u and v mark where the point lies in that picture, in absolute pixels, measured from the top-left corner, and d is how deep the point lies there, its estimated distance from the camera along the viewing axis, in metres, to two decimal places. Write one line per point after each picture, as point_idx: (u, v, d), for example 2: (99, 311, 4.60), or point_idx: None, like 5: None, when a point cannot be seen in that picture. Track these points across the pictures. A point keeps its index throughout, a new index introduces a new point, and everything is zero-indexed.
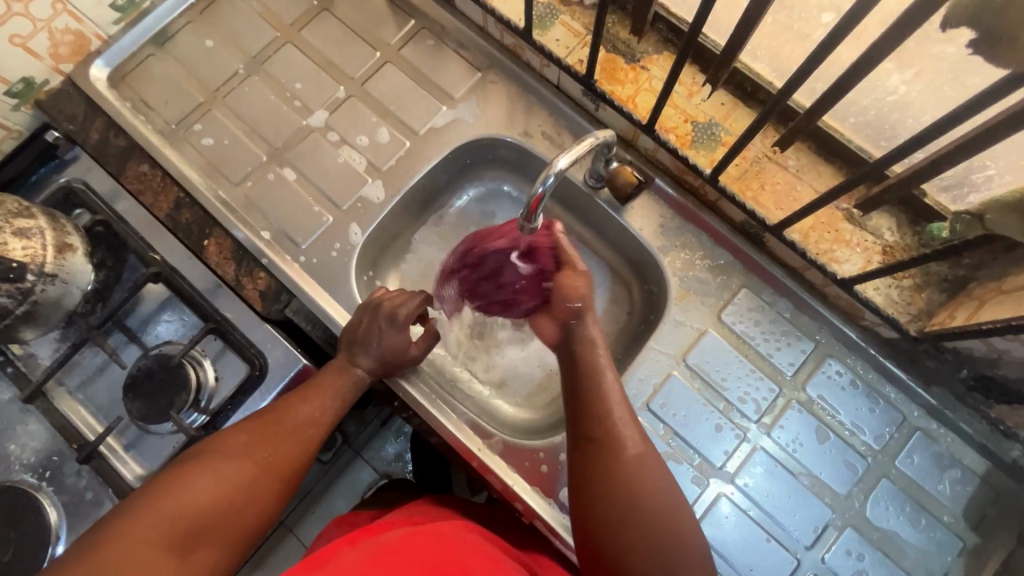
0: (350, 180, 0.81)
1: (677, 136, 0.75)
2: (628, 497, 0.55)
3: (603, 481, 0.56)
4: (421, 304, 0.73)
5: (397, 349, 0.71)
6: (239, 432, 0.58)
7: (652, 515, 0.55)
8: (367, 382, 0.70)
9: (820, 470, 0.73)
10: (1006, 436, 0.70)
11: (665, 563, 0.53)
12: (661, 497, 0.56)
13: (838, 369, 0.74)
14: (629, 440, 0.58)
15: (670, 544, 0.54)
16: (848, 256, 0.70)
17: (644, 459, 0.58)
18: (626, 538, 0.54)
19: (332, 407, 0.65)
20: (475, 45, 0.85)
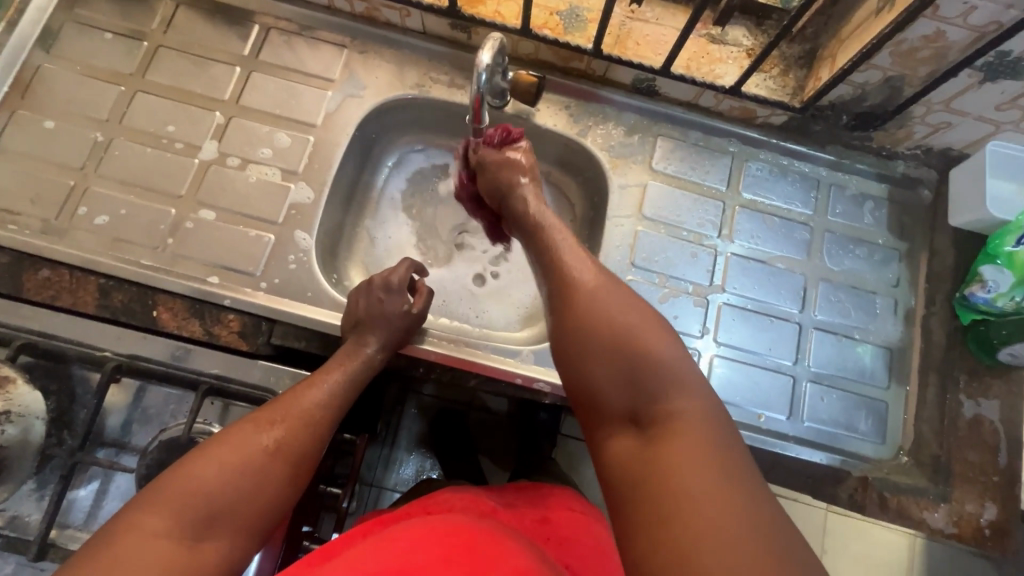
0: (272, 194, 0.79)
1: (551, 30, 0.81)
2: (599, 322, 0.52)
3: (575, 315, 0.53)
4: (407, 269, 0.76)
5: (402, 314, 0.73)
6: (247, 421, 0.56)
7: (625, 339, 0.50)
8: (378, 358, 0.70)
9: (781, 249, 0.85)
10: (890, 159, 0.87)
11: (635, 397, 0.48)
12: (623, 322, 0.51)
13: (757, 167, 0.87)
14: (583, 286, 0.55)
15: (643, 364, 0.49)
16: (726, 69, 0.81)
17: (602, 308, 0.53)
18: (595, 373, 0.50)
19: (336, 391, 0.64)
20: (330, 25, 0.86)
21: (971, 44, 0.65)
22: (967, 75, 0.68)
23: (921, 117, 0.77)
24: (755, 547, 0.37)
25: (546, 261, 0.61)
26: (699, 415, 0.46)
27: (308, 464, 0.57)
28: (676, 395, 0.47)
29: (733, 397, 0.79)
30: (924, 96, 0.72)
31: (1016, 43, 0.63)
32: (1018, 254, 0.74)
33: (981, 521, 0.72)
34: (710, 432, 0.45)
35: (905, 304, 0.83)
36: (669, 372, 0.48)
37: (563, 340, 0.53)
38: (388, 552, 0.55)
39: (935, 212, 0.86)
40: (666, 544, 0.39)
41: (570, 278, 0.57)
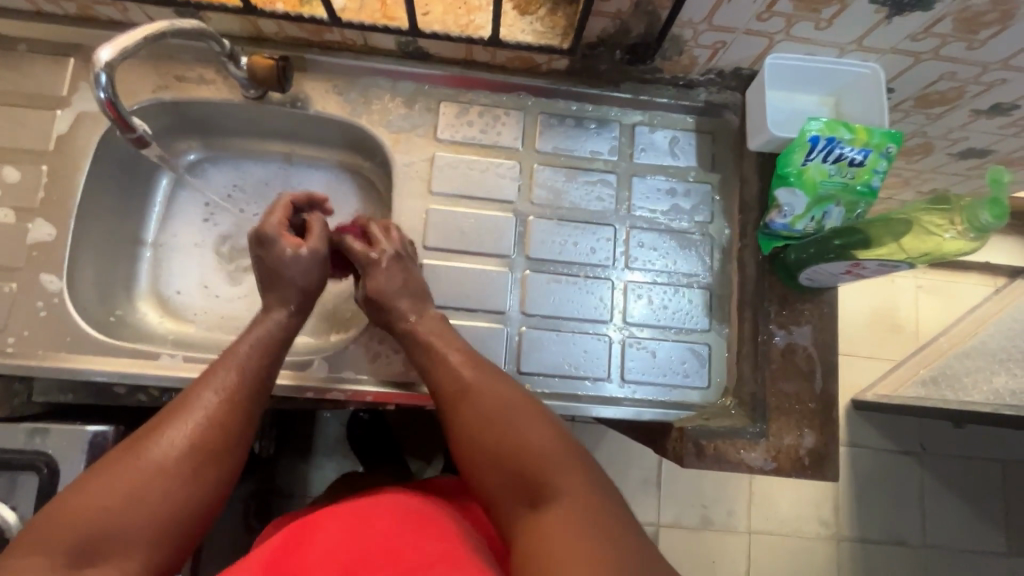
0: (7, 236, 0.71)
1: (285, 2, 0.72)
2: (476, 443, 0.59)
3: (466, 430, 0.60)
4: (283, 209, 0.70)
5: (285, 262, 0.67)
6: (153, 425, 0.54)
7: (491, 417, 0.59)
8: (290, 322, 0.66)
9: (587, 203, 0.80)
10: (689, 87, 0.81)
11: (524, 481, 0.55)
12: (495, 400, 0.60)
13: (551, 118, 0.81)
14: (470, 382, 0.62)
15: (519, 464, 0.56)
16: (486, 18, 0.73)
17: (504, 413, 0.59)
18: (486, 446, 0.58)
19: (246, 371, 0.59)
20: (47, 34, 0.76)
21: None
22: None
23: (693, 40, 0.71)
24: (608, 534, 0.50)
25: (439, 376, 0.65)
26: (580, 476, 0.55)
27: (219, 458, 0.54)
28: (560, 484, 0.54)
29: (549, 367, 0.75)
30: (677, 16, 0.65)
31: None
32: (807, 170, 0.70)
33: (800, 451, 0.71)
34: (579, 474, 0.55)
35: (720, 241, 0.80)
36: (541, 462, 0.56)
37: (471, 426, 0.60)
38: (337, 528, 0.62)
39: (741, 137, 0.82)
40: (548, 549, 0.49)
41: (461, 388, 0.63)
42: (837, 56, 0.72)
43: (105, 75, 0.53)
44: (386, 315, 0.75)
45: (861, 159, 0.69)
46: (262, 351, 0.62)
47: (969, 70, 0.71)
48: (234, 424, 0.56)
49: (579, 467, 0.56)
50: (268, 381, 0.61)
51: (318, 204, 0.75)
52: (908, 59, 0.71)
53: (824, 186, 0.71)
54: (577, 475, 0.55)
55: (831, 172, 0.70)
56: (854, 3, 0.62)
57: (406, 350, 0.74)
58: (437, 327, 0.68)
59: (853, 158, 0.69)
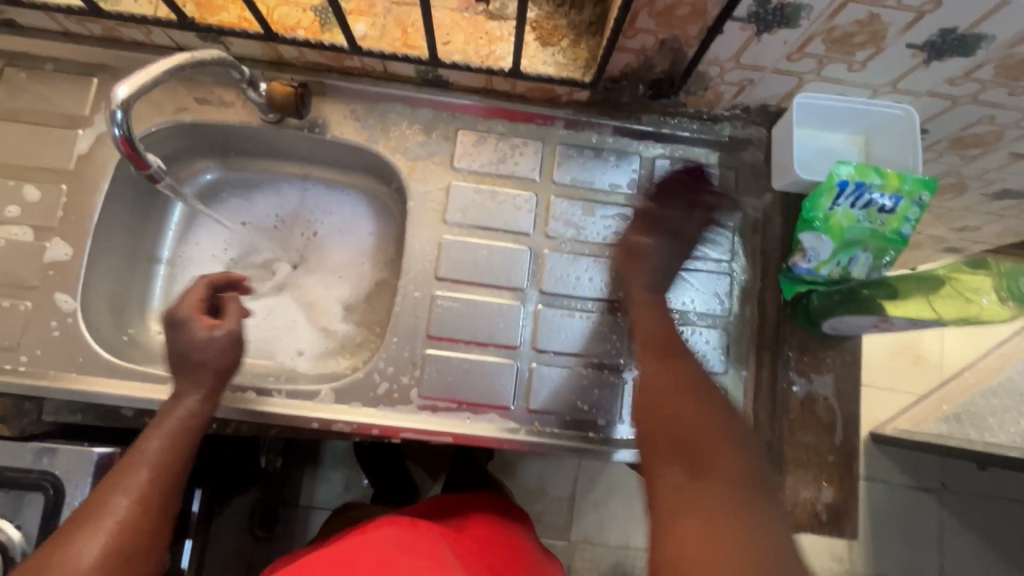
0: (25, 255, 0.71)
1: (306, 30, 0.72)
2: (654, 392, 0.57)
3: (655, 375, 0.58)
4: (200, 292, 0.67)
5: (185, 351, 0.63)
6: (71, 526, 0.52)
7: (676, 380, 0.57)
8: (210, 404, 0.63)
9: (603, 237, 0.79)
10: (713, 121, 0.79)
11: (691, 445, 0.52)
12: (677, 380, 0.57)
13: (570, 149, 0.79)
14: (658, 341, 0.61)
15: (700, 435, 0.52)
16: (507, 48, 0.72)
17: (683, 383, 0.57)
18: (655, 413, 0.55)
19: (160, 466, 0.57)
20: (73, 53, 0.76)
21: None
22: (739, 30, 0.59)
23: (720, 77, 0.69)
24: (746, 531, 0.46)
25: (646, 320, 0.64)
26: (734, 450, 0.52)
27: (136, 559, 0.53)
28: (718, 460, 0.51)
29: (559, 406, 0.74)
30: (704, 54, 0.63)
31: None
32: (835, 216, 0.67)
33: (817, 506, 0.69)
34: (737, 462, 0.51)
35: (740, 280, 0.77)
36: (712, 439, 0.52)
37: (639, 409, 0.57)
38: None
39: (765, 175, 0.79)
40: (722, 531, 0.46)
41: (667, 339, 0.62)
42: (869, 97, 0.69)
43: (121, 110, 0.52)
44: (395, 346, 0.74)
45: (891, 206, 0.67)
46: (179, 437, 0.60)
47: (1008, 115, 0.68)
48: (147, 526, 0.54)
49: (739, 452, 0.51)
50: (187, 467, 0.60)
51: (236, 282, 0.72)
52: (943, 102, 0.68)
53: (852, 231, 0.68)
54: (727, 449, 0.51)
55: (859, 218, 0.67)
56: (889, 47, 0.60)
57: (415, 383, 0.73)
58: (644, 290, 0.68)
59: (883, 205, 0.67)
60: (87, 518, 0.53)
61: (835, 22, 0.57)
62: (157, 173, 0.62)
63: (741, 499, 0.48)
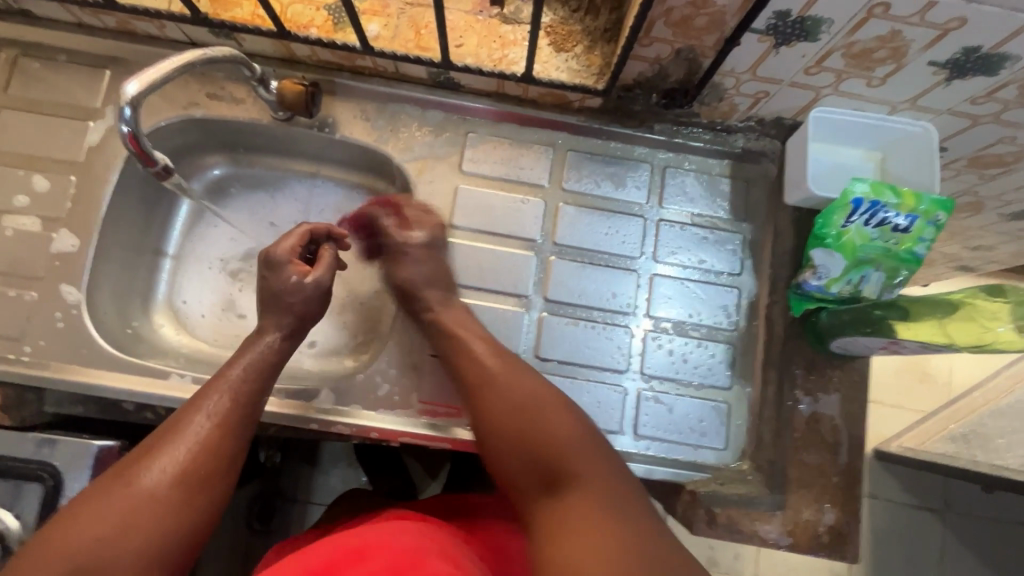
0: (32, 245, 0.72)
1: (319, 28, 0.71)
2: (500, 411, 0.58)
3: (491, 412, 0.59)
4: (301, 235, 0.70)
5: (289, 285, 0.66)
6: (146, 446, 0.52)
7: (523, 399, 0.58)
8: (284, 346, 0.65)
9: (611, 246, 0.78)
10: (727, 132, 0.78)
11: (541, 468, 0.55)
12: (526, 393, 0.59)
13: (580, 156, 0.79)
14: (495, 373, 0.61)
15: (539, 448, 0.55)
16: (521, 52, 0.71)
17: (540, 404, 0.58)
18: (491, 422, 0.59)
19: (240, 397, 0.57)
20: (87, 44, 0.76)
21: (743, 6, 0.54)
22: (756, 42, 0.58)
23: (735, 89, 0.68)
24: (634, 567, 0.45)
25: (462, 367, 0.64)
26: (597, 472, 0.53)
27: (209, 481, 0.52)
28: (576, 486, 0.52)
29: None
30: (720, 66, 0.62)
31: (791, 1, 0.52)
32: (848, 233, 0.66)
33: (819, 527, 0.68)
34: (597, 468, 0.54)
35: (748, 294, 0.76)
36: (559, 448, 0.55)
37: (490, 434, 0.59)
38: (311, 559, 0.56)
39: (777, 189, 0.78)
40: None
41: (487, 375, 0.62)
42: (888, 113, 0.68)
43: (130, 108, 0.52)
44: (396, 348, 0.73)
45: (906, 225, 0.65)
46: (254, 374, 0.60)
47: None
48: (222, 454, 0.54)
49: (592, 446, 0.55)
50: (259, 406, 0.59)
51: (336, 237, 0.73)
52: (963, 121, 0.67)
53: (865, 249, 0.67)
54: (598, 471, 0.53)
55: (873, 236, 0.66)
56: (910, 65, 0.59)
57: (416, 388, 0.72)
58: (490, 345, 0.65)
59: (898, 224, 0.65)
60: (159, 441, 0.53)
61: (855, 38, 0.56)
62: (161, 170, 0.61)
63: (619, 518, 0.49)
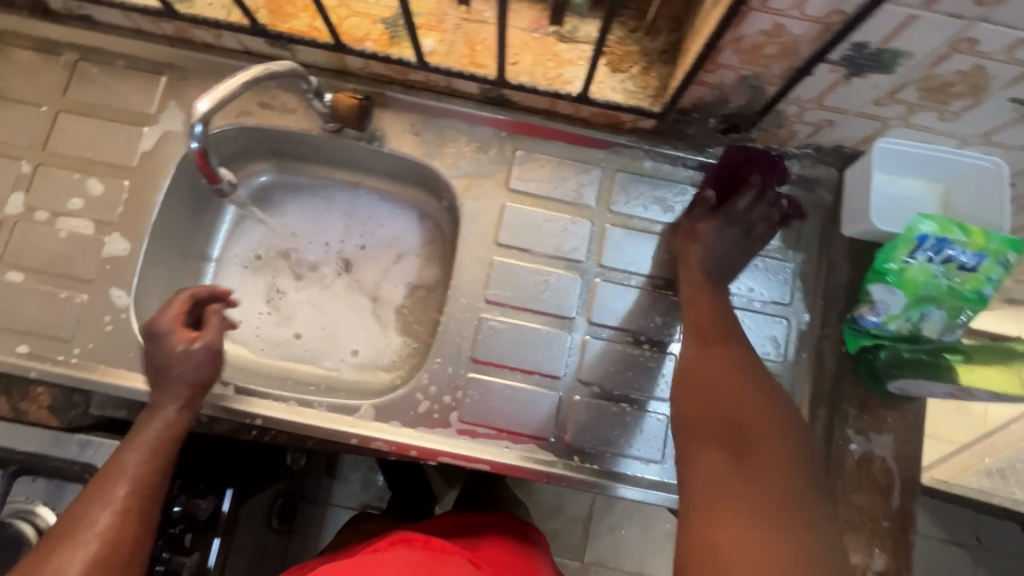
0: (84, 248, 0.73)
1: (374, 41, 0.71)
2: (707, 375, 0.56)
3: (694, 373, 0.57)
4: (183, 303, 0.66)
5: (161, 361, 0.64)
6: (55, 536, 0.51)
7: (730, 369, 0.56)
8: (181, 422, 0.63)
9: (657, 270, 0.76)
10: (782, 158, 0.76)
11: (736, 428, 0.51)
12: (733, 365, 0.56)
13: (630, 177, 0.77)
14: (695, 351, 0.59)
15: (734, 409, 0.52)
16: (576, 72, 0.71)
17: (734, 366, 0.56)
18: (702, 379, 0.56)
19: (137, 482, 0.56)
20: (145, 51, 0.77)
21: (819, 37, 0.52)
22: (827, 72, 0.57)
23: (797, 116, 0.66)
24: (788, 546, 0.42)
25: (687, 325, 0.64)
26: (783, 440, 0.50)
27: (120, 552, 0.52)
28: (756, 444, 0.49)
29: (600, 443, 0.71)
30: (787, 93, 0.61)
31: (870, 33, 0.50)
32: (909, 269, 0.64)
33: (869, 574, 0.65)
34: (789, 447, 0.49)
35: (799, 326, 0.74)
36: (755, 418, 0.51)
37: (687, 396, 0.56)
38: None
39: (833, 219, 0.76)
40: (722, 530, 0.45)
41: (709, 341, 0.60)
42: (957, 146, 0.65)
43: (200, 125, 0.53)
44: (437, 366, 0.73)
45: (972, 264, 0.63)
46: (154, 451, 0.59)
47: None
48: (133, 535, 0.53)
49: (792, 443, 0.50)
50: (165, 485, 0.58)
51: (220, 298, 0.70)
52: None
53: (926, 287, 0.64)
54: (778, 429, 0.50)
55: (937, 273, 0.64)
56: (990, 100, 0.56)
57: (456, 406, 0.72)
58: (698, 271, 0.69)
59: (963, 262, 0.63)
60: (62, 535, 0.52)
61: (935, 70, 0.54)
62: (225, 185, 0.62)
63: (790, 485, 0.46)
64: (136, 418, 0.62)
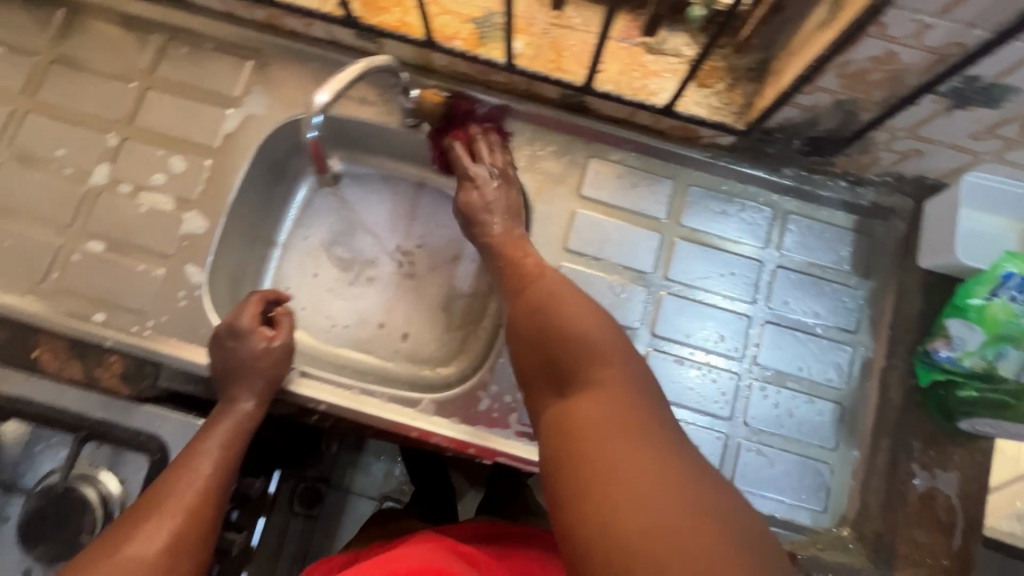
0: (164, 223, 0.74)
1: (463, 40, 0.72)
2: (529, 319, 0.57)
3: (519, 325, 0.57)
4: (258, 303, 0.70)
5: (246, 360, 0.66)
6: (135, 516, 0.56)
7: (553, 306, 0.56)
8: (260, 412, 0.67)
9: (723, 288, 0.76)
10: (858, 185, 0.76)
11: (559, 364, 0.52)
12: (563, 302, 0.56)
13: (702, 193, 0.77)
14: (532, 284, 0.60)
15: (564, 345, 0.52)
16: (661, 84, 0.71)
17: (553, 301, 0.56)
18: (540, 326, 0.55)
19: (216, 466, 0.61)
20: (234, 35, 0.79)
21: (932, 68, 0.52)
22: (930, 102, 0.56)
23: (885, 144, 0.66)
24: (638, 454, 0.41)
25: (506, 276, 0.64)
26: (614, 357, 0.51)
27: (198, 540, 0.57)
28: (598, 371, 0.49)
29: None
30: (883, 121, 0.61)
31: (987, 67, 0.50)
32: (991, 306, 0.63)
33: None
34: (621, 368, 0.50)
35: (864, 355, 0.73)
36: (586, 342, 0.52)
37: (528, 353, 0.55)
38: None
39: (907, 250, 0.75)
40: (583, 466, 0.43)
41: (526, 282, 0.61)
42: None
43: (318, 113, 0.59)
44: (499, 366, 0.73)
45: None
46: (233, 440, 0.64)
47: None
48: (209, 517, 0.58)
49: (627, 367, 0.50)
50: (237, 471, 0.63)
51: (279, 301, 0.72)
52: None
53: (1009, 327, 0.63)
54: (613, 350, 0.51)
55: (1020, 313, 0.62)
56: None
57: (516, 408, 0.72)
58: (507, 225, 0.69)
59: None
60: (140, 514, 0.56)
61: None
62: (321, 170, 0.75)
63: (630, 400, 0.46)
64: (213, 410, 0.66)
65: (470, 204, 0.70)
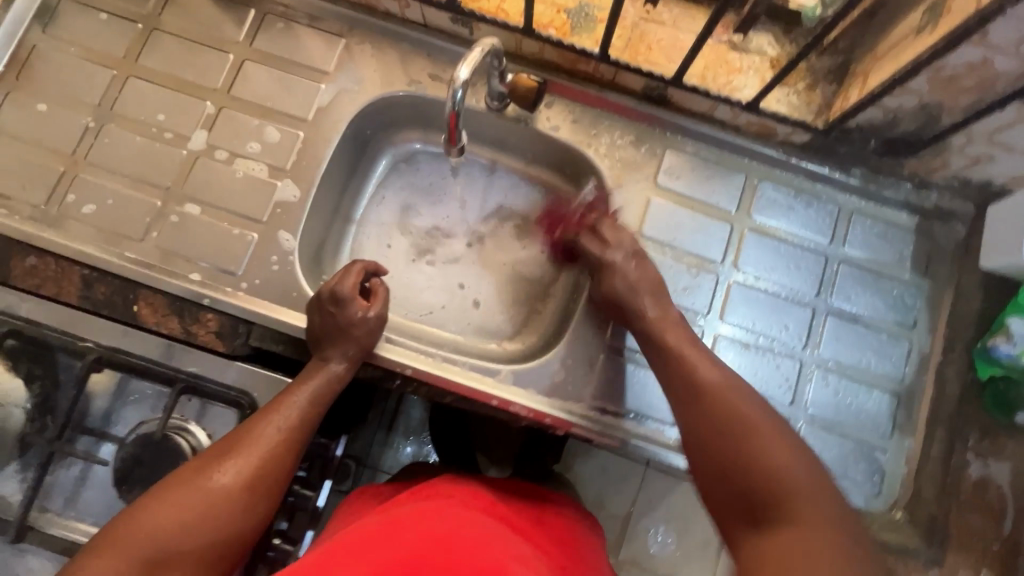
0: (259, 190, 0.77)
1: (557, 29, 0.76)
2: (707, 434, 0.56)
3: (697, 433, 0.57)
4: (360, 272, 0.72)
5: (344, 325, 0.70)
6: (218, 451, 0.58)
7: (733, 420, 0.55)
8: (345, 375, 0.69)
9: (789, 280, 0.78)
10: (922, 188, 0.79)
11: (752, 497, 0.51)
12: (743, 421, 0.55)
13: (772, 187, 0.80)
14: (713, 388, 0.58)
15: (754, 473, 0.51)
16: (744, 80, 0.76)
17: (739, 423, 0.55)
18: (713, 447, 0.55)
19: (300, 416, 0.62)
20: (328, 13, 0.82)
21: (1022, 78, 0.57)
22: (1013, 110, 0.61)
23: (959, 148, 0.70)
24: None
25: (671, 374, 0.63)
26: (805, 486, 0.50)
27: (271, 490, 0.58)
28: (795, 509, 0.48)
29: None
30: (963, 127, 0.66)
31: None
32: None
33: None
34: (818, 502, 0.49)
35: (920, 349, 0.77)
36: (779, 474, 0.50)
37: (709, 470, 0.55)
38: (384, 533, 0.53)
39: (966, 252, 0.78)
40: None
41: (697, 388, 0.59)
42: None
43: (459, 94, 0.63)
44: (574, 342, 0.76)
45: None
46: (319, 397, 0.65)
47: None
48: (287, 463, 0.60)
49: (821, 495, 0.49)
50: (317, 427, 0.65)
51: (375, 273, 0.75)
52: None
53: None
54: (805, 481, 0.50)
55: None
56: None
57: (590, 383, 0.75)
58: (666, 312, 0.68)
59: None
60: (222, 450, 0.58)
61: None
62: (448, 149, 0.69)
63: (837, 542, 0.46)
64: (305, 367, 0.69)
65: (617, 292, 0.70)
